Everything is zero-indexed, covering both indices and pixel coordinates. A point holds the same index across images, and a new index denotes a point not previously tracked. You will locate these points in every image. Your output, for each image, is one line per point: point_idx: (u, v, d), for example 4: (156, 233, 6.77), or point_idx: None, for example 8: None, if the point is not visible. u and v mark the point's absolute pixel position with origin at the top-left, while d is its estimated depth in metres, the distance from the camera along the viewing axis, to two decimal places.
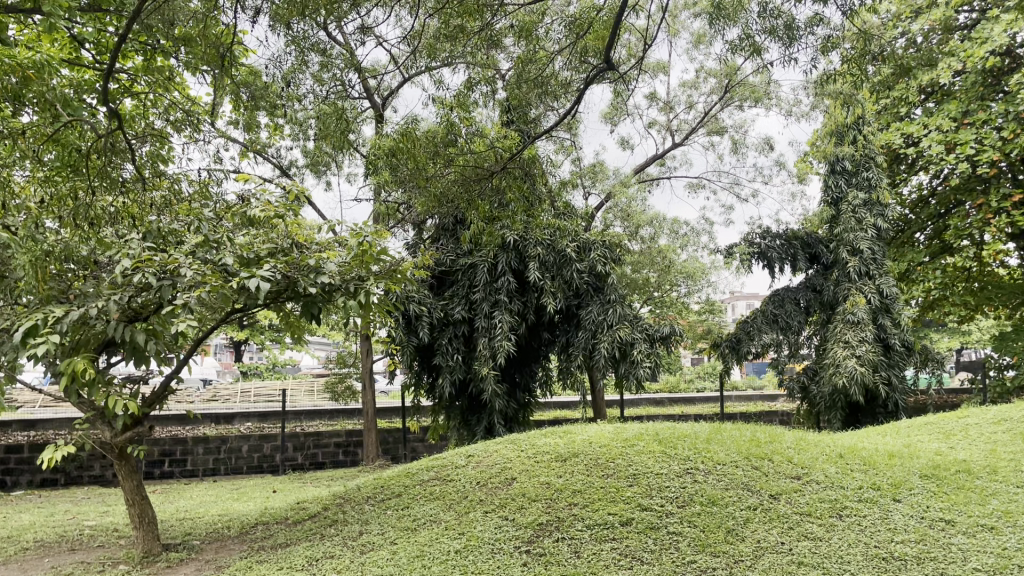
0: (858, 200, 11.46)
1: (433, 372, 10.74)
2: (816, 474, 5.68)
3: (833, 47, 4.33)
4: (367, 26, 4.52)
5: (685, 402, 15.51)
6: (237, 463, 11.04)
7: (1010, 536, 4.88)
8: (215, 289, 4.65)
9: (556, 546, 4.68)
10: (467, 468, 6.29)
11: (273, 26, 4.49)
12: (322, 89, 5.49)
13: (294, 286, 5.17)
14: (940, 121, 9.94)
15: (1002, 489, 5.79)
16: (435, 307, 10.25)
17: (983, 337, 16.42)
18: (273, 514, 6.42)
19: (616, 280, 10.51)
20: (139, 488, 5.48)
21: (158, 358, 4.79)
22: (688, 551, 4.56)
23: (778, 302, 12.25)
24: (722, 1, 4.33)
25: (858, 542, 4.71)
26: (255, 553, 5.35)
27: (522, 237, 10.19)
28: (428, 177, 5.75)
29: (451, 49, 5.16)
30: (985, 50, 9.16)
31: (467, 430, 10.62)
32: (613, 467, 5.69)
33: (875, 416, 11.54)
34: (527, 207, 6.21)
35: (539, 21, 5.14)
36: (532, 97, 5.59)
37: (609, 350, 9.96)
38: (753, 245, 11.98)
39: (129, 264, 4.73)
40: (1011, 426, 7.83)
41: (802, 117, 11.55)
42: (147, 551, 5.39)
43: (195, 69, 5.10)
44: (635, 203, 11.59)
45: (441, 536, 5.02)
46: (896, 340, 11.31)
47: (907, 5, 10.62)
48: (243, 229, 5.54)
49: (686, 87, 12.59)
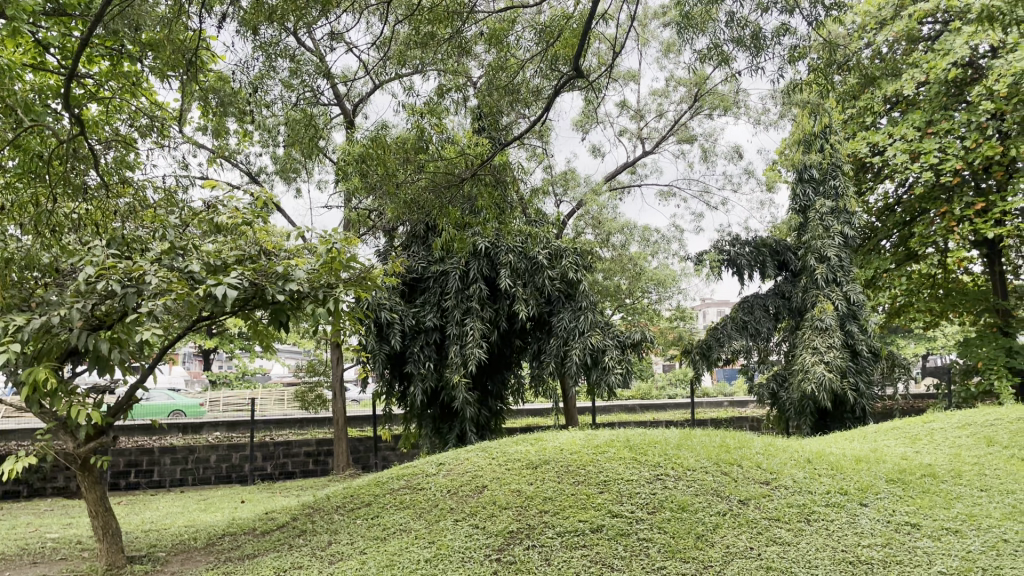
0: (825, 208, 11.58)
1: (405, 381, 10.68)
2: (785, 479, 5.73)
3: (798, 56, 4.41)
4: (336, 32, 4.50)
5: (658, 408, 15.65)
6: (205, 473, 10.93)
7: (975, 540, 4.95)
8: (181, 297, 4.59)
9: (526, 554, 4.67)
10: (437, 476, 6.25)
11: (240, 32, 4.49)
12: (290, 96, 5.45)
13: (261, 293, 5.07)
14: (905, 130, 10.15)
15: (966, 493, 5.89)
16: (407, 315, 10.21)
17: (948, 343, 16.84)
18: (240, 525, 6.31)
19: (587, 287, 10.49)
20: (102, 499, 5.38)
21: (122, 367, 4.68)
22: (657, 557, 4.58)
23: (748, 309, 12.30)
24: (690, 11, 4.38)
25: (826, 547, 4.76)
26: (222, 564, 5.27)
27: (494, 245, 10.25)
28: (399, 183, 5.76)
29: (422, 56, 5.13)
30: (947, 62, 9.41)
31: (438, 439, 10.56)
32: (584, 474, 5.69)
33: (843, 422, 11.57)
34: (498, 214, 6.21)
35: (509, 29, 5.17)
36: (504, 104, 5.62)
37: (580, 357, 9.94)
38: (723, 252, 12.08)
39: (92, 271, 4.63)
40: (974, 431, 7.97)
41: (769, 125, 11.72)
42: (111, 564, 5.30)
43: (162, 75, 5.07)
44: (606, 211, 11.73)
45: (411, 545, 4.99)
46: (863, 346, 11.31)
47: (872, 16, 10.78)
48: (211, 235, 5.54)
49: (656, 96, 12.70)
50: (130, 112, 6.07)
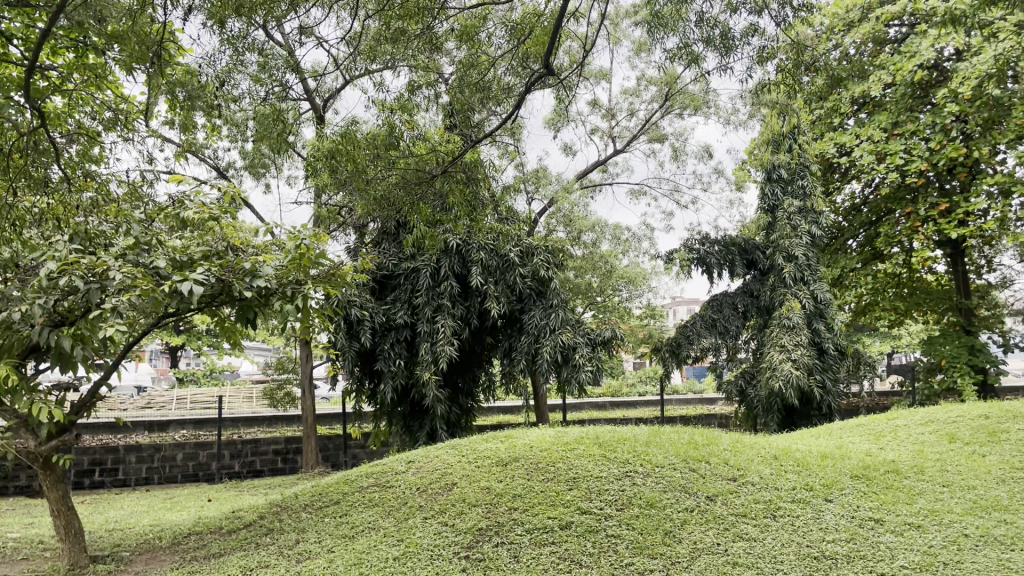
0: (793, 207, 11.69)
1: (375, 378, 10.64)
2: (752, 476, 5.78)
3: (766, 56, 4.46)
4: (306, 26, 4.46)
5: (628, 405, 15.72)
6: (171, 472, 10.80)
7: (936, 535, 5.04)
8: (146, 293, 4.52)
9: (495, 551, 4.67)
10: (406, 474, 6.23)
11: (207, 25, 4.44)
12: (259, 90, 5.40)
13: (228, 289, 5.00)
14: (872, 131, 10.30)
15: (928, 488, 5.98)
16: (377, 312, 10.16)
17: (912, 341, 17.14)
18: (206, 524, 6.24)
19: (559, 285, 10.52)
20: (64, 498, 5.29)
21: (85, 364, 4.59)
22: (626, 554, 4.60)
23: (717, 307, 12.39)
24: (660, 11, 4.41)
25: (791, 542, 4.81)
26: (188, 564, 5.21)
27: (465, 241, 10.23)
28: (369, 179, 5.72)
29: (392, 52, 5.10)
30: (913, 64, 9.57)
31: (409, 436, 10.52)
32: (553, 471, 5.71)
33: (809, 419, 11.69)
34: (469, 211, 6.20)
35: (480, 26, 5.16)
36: (475, 102, 5.61)
37: (551, 354, 9.95)
38: (692, 251, 12.15)
39: (54, 266, 4.54)
40: (937, 428, 8.10)
41: (739, 125, 11.83)
42: (74, 563, 5.22)
43: (127, 69, 5.00)
44: (578, 209, 11.77)
45: (379, 543, 4.96)
46: (829, 344, 11.45)
47: (840, 18, 10.91)
48: (180, 230, 5.39)
49: (628, 94, 12.75)
50: (94, 104, 5.98)
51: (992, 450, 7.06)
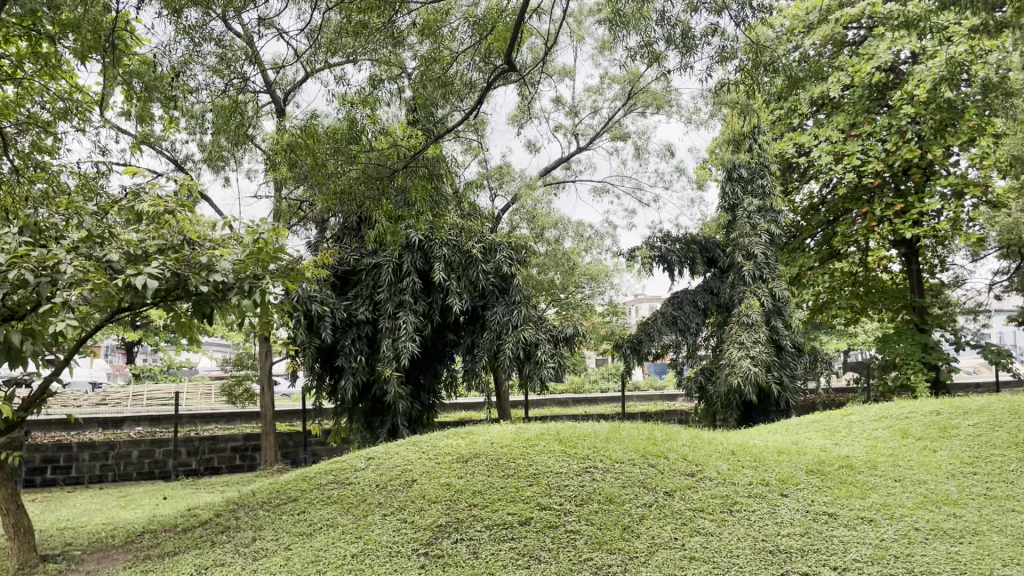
0: (752, 206, 11.82)
1: (335, 374, 10.56)
2: (710, 471, 5.85)
3: (726, 56, 4.51)
4: (266, 16, 4.40)
5: (589, 401, 15.79)
6: (126, 469, 10.61)
7: (888, 528, 5.13)
8: (98, 287, 4.42)
9: (454, 547, 4.67)
10: (366, 470, 6.19)
11: (164, 15, 4.36)
12: (216, 82, 5.31)
13: (184, 284, 4.92)
14: (830, 132, 10.47)
15: (881, 483, 6.10)
16: (338, 308, 10.09)
17: (868, 339, 17.46)
18: (161, 522, 6.14)
19: (521, 281, 10.53)
20: (13, 497, 5.18)
21: (35, 359, 4.48)
22: (585, 549, 4.62)
23: (677, 304, 12.49)
24: (622, 10, 4.44)
25: (747, 536, 4.87)
26: (141, 562, 5.12)
27: (428, 237, 10.19)
28: (328, 174, 5.67)
29: (353, 45, 5.05)
30: (871, 65, 9.74)
31: (369, 433, 10.46)
32: (513, 467, 5.72)
33: (767, 415, 11.83)
34: (430, 206, 6.17)
35: (443, 20, 5.14)
36: (437, 97, 5.58)
37: (513, 350, 9.96)
38: (654, 248, 12.23)
39: (3, 259, 4.42)
40: (890, 424, 8.27)
41: (700, 123, 11.93)
42: (23, 563, 5.10)
43: (80, 58, 4.89)
44: (540, 206, 11.79)
45: (337, 540, 4.92)
46: (787, 341, 11.60)
47: (799, 20, 11.07)
48: (132, 224, 5.34)
49: (591, 92, 12.79)
50: (46, 94, 5.84)
51: (942, 445, 7.22)
